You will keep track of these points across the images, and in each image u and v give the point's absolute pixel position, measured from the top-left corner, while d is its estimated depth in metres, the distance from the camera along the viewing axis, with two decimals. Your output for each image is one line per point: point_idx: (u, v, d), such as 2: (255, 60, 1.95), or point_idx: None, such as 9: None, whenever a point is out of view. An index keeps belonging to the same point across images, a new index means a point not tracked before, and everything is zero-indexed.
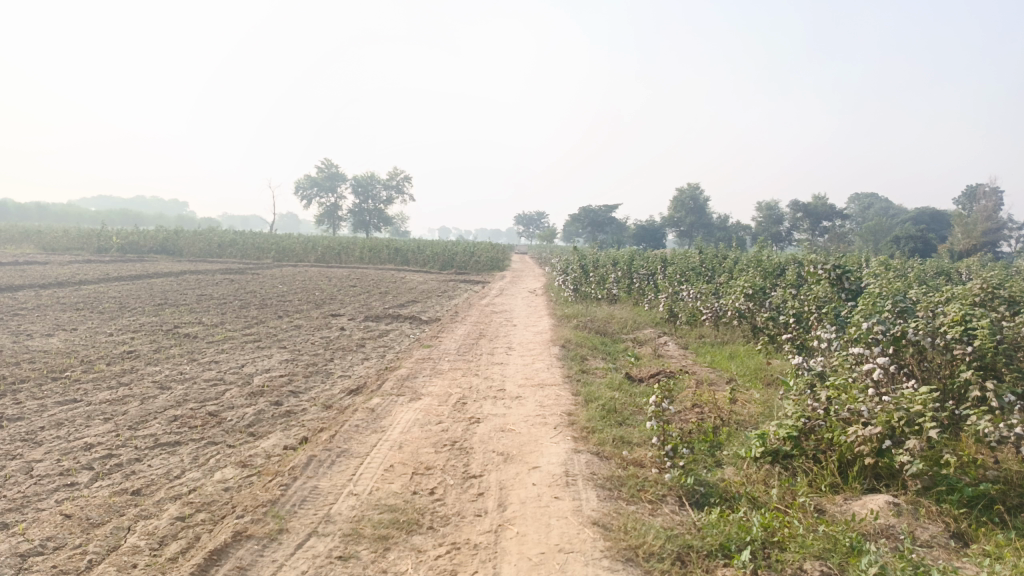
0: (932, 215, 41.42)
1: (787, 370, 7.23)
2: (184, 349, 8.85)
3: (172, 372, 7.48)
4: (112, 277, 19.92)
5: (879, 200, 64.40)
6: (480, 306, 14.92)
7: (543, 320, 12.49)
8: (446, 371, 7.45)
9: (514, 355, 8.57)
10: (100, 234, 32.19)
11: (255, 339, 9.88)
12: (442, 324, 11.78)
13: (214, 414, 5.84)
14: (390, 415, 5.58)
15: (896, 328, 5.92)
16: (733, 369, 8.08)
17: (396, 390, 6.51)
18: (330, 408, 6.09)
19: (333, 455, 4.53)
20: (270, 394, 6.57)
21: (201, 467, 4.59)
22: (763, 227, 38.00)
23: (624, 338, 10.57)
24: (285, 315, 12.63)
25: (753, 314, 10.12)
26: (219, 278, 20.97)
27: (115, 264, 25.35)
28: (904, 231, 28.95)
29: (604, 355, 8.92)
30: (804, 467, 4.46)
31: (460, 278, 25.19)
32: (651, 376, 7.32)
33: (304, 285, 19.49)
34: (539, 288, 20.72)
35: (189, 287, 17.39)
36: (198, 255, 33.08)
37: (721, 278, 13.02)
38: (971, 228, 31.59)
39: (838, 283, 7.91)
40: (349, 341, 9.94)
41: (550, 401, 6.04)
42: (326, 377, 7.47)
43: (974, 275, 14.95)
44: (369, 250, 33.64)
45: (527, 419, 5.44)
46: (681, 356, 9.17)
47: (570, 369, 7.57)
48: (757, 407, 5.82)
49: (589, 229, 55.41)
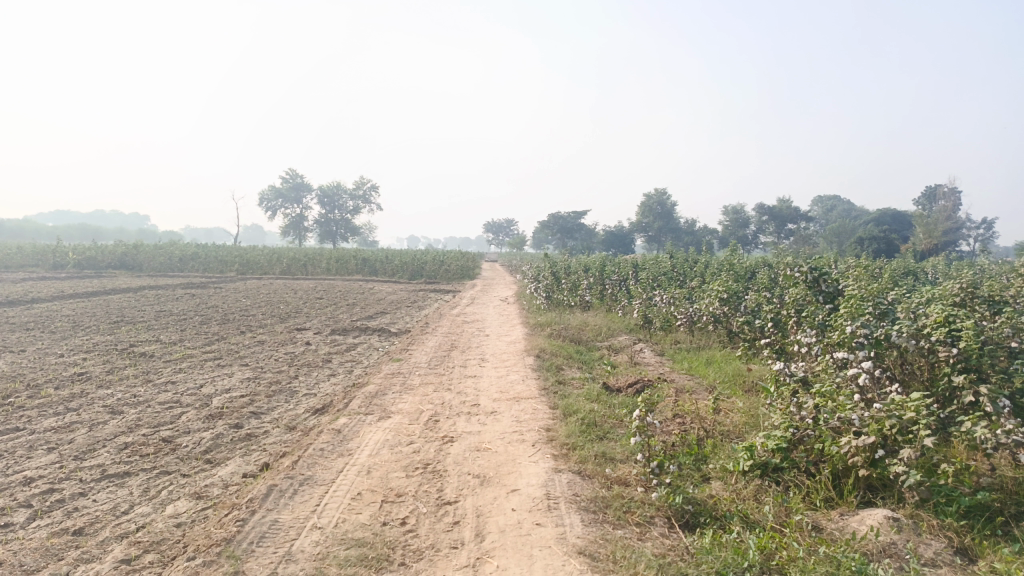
0: (893, 216, 42.13)
1: (768, 377, 7.07)
2: (139, 370, 8.40)
3: (126, 395, 7.05)
4: (66, 294, 19.20)
5: (841, 202, 65.45)
6: (450, 317, 14.61)
7: (515, 330, 12.23)
8: (417, 386, 7.15)
9: (487, 367, 8.29)
10: (56, 250, 31.16)
11: (216, 356, 9.46)
12: (413, 336, 11.45)
13: (168, 441, 5.46)
14: (357, 436, 5.27)
15: (879, 331, 5.78)
16: (711, 376, 7.90)
17: (365, 409, 6.19)
18: (293, 431, 5.75)
19: (296, 483, 4.21)
20: (231, 417, 6.20)
21: (152, 501, 4.23)
22: (730, 231, 38.27)
23: (598, 346, 10.36)
24: (249, 331, 12.18)
25: (728, 319, 9.99)
26: (180, 293, 20.35)
27: (71, 280, 24.49)
28: (867, 233, 29.29)
29: (580, 364, 8.69)
30: (795, 480, 4.26)
31: (430, 288, 24.83)
32: (629, 386, 7.09)
33: (269, 299, 18.97)
34: (510, 296, 20.47)
35: (148, 304, 16.79)
36: (159, 270, 32.21)
37: (694, 283, 12.89)
38: (932, 228, 32.12)
39: (815, 286, 7.62)
40: (316, 356, 9.57)
41: (527, 416, 5.77)
42: (290, 396, 7.11)
43: (940, 275, 15.07)
44: (336, 260, 33.10)
45: (503, 436, 5.16)
46: (657, 363, 8.98)
47: (546, 380, 7.32)
48: (740, 417, 5.62)
49: (558, 235, 55.41)
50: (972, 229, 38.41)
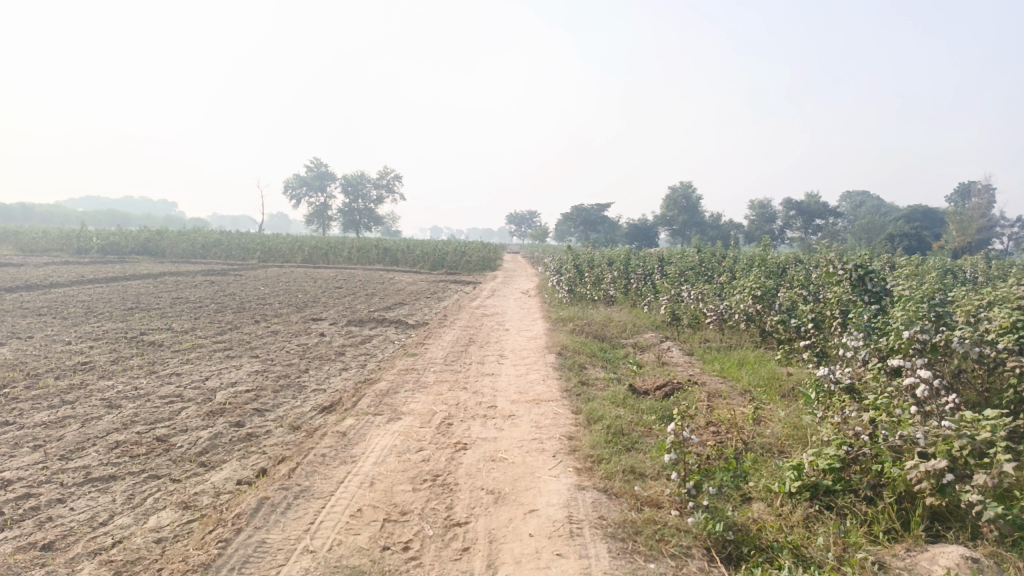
0: (924, 213, 40.91)
1: (808, 383, 6.56)
2: (145, 360, 8.07)
3: (126, 387, 6.70)
4: (86, 279, 19.08)
5: (872, 198, 63.99)
6: (469, 309, 14.17)
7: (537, 324, 11.78)
8: (431, 384, 6.72)
9: (506, 364, 7.84)
10: (80, 235, 31.32)
11: (226, 347, 9.12)
12: (430, 329, 11.03)
13: (162, 440, 5.09)
14: (364, 440, 4.85)
15: (937, 336, 5.24)
16: (746, 379, 7.39)
17: (374, 409, 5.77)
18: (297, 432, 5.35)
19: (290, 495, 3.79)
20: (232, 414, 5.82)
21: (135, 510, 3.86)
22: (757, 225, 37.45)
23: (623, 343, 9.86)
24: (263, 320, 11.85)
25: (761, 319, 9.44)
26: (200, 280, 20.17)
27: (93, 265, 24.42)
28: (898, 229, 28.36)
29: (604, 363, 8.23)
30: (851, 506, 3.77)
31: (450, 278, 24.47)
32: (657, 389, 6.61)
33: (288, 287, 18.70)
34: (532, 289, 20.06)
35: (165, 290, 16.62)
36: (181, 256, 32.19)
37: (724, 279, 12.32)
38: (966, 226, 31.05)
39: (861, 285, 7.17)
40: (329, 349, 9.18)
41: (547, 421, 5.31)
42: (298, 392, 6.72)
43: (981, 274, 14.32)
44: (357, 250, 32.75)
45: (521, 444, 4.71)
46: (687, 363, 8.48)
47: (568, 381, 6.85)
48: (781, 428, 5.13)
49: (581, 228, 54.82)
50: (1006, 227, 37.20)
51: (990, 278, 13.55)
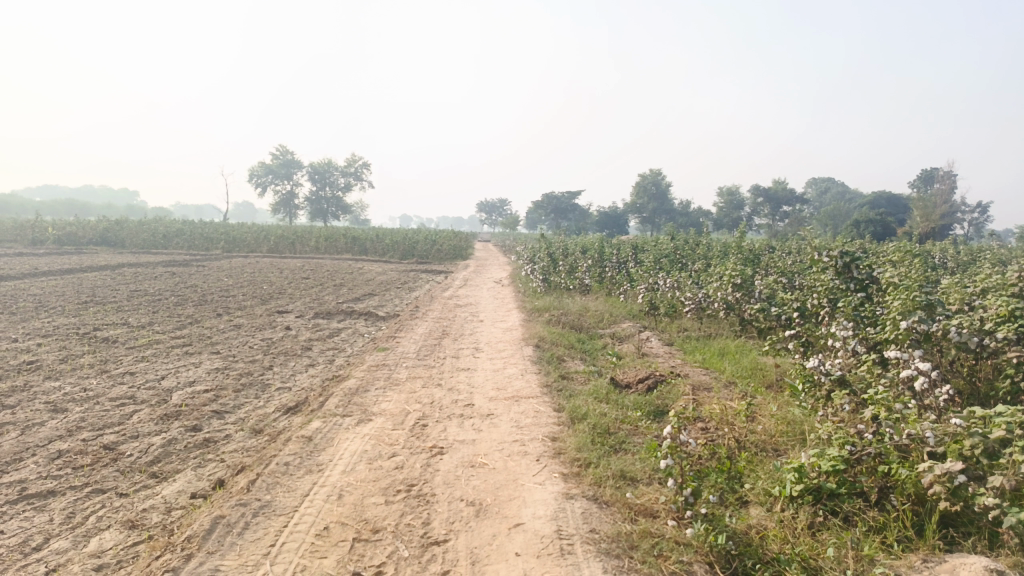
0: (889, 199, 41.40)
1: (794, 374, 6.36)
2: (97, 358, 7.57)
3: (74, 389, 6.23)
4: (40, 271, 18.27)
5: (836, 185, 64.73)
6: (441, 299, 13.79)
7: (511, 315, 11.46)
8: (403, 381, 6.37)
9: (482, 358, 7.51)
10: (34, 225, 30.17)
11: (185, 343, 8.63)
12: (402, 321, 10.62)
13: (110, 448, 4.67)
14: (331, 445, 4.49)
15: (934, 325, 5.01)
16: (728, 370, 7.17)
17: (342, 409, 5.40)
18: (259, 437, 4.96)
19: (249, 512, 3.42)
20: (189, 417, 5.41)
21: (75, 532, 3.46)
22: (725, 212, 37.57)
23: (601, 334, 9.57)
24: (226, 314, 11.32)
25: (740, 308, 9.20)
26: (160, 271, 19.47)
27: (47, 257, 23.45)
28: (864, 215, 28.53)
29: (582, 355, 7.95)
30: (858, 512, 3.52)
31: (421, 267, 24.04)
32: (639, 383, 6.34)
33: (253, 278, 18.09)
34: (504, 277, 19.74)
35: (124, 282, 15.95)
36: (142, 247, 31.19)
37: (700, 266, 12.09)
38: (929, 212, 31.40)
39: (846, 272, 6.94)
40: (295, 344, 8.75)
41: (529, 420, 5.00)
42: (261, 392, 6.31)
43: (951, 258, 14.33)
44: (325, 239, 32.01)
45: (502, 447, 4.40)
46: (667, 354, 8.23)
47: (548, 375, 6.54)
48: (773, 423, 4.89)
49: (552, 215, 54.62)
50: (966, 212, 37.79)
51: (960, 264, 13.58)
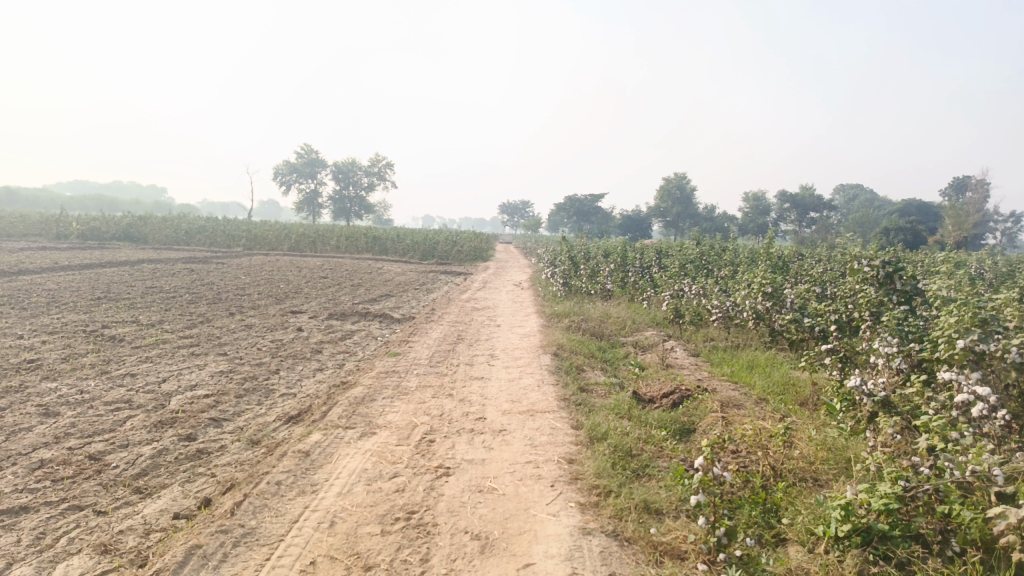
0: (919, 207, 40.40)
1: (831, 392, 5.93)
2: (99, 358, 7.32)
3: (71, 391, 5.96)
4: (59, 266, 18.22)
5: (866, 191, 63.39)
6: (458, 302, 13.45)
7: (530, 320, 11.09)
8: (413, 390, 6.03)
9: (497, 366, 7.15)
10: (59, 220, 30.32)
11: (192, 343, 8.36)
12: (417, 325, 10.28)
13: (95, 459, 4.37)
14: (329, 462, 4.15)
15: (993, 345, 4.54)
16: (759, 385, 6.74)
17: (346, 421, 5.06)
18: (255, 450, 4.64)
19: (229, 542, 3.09)
20: (184, 425, 5.10)
21: (40, 556, 3.15)
22: (750, 218, 36.89)
23: (623, 342, 9.16)
24: (238, 313, 11.08)
25: (770, 318, 8.73)
26: (179, 267, 19.38)
27: (69, 251, 23.53)
28: (893, 223, 27.76)
29: (603, 365, 7.56)
30: (916, 559, 3.10)
31: (441, 268, 23.70)
32: (663, 397, 5.95)
33: (270, 277, 17.88)
34: (525, 280, 19.38)
35: (141, 279, 15.82)
36: (164, 243, 31.24)
37: (727, 273, 11.61)
38: (960, 219, 30.49)
39: (888, 284, 6.50)
40: (304, 346, 8.45)
41: (544, 438, 4.62)
42: (264, 398, 5.99)
43: (990, 269, 13.71)
44: (346, 238, 31.87)
45: (513, 469, 4.03)
46: (693, 366, 7.81)
47: (566, 387, 6.15)
48: (812, 448, 4.48)
49: (574, 218, 54.20)
50: (1000, 222, 36.77)
51: (1000, 276, 12.96)
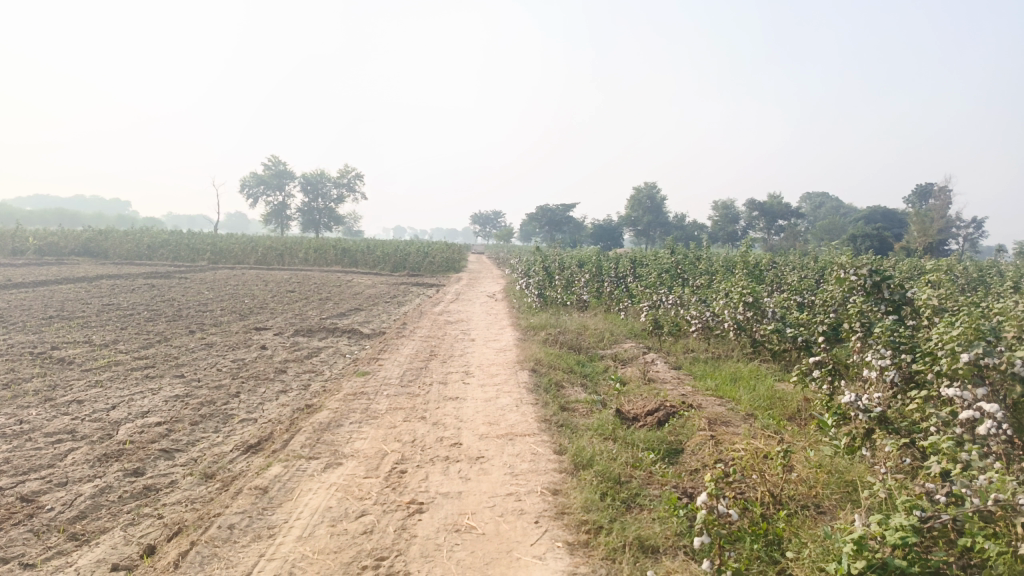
0: (884, 214, 40.94)
1: (821, 407, 5.68)
2: (44, 383, 6.81)
3: (8, 421, 5.46)
4: (12, 282, 17.45)
5: (832, 199, 64.23)
6: (430, 316, 13.07)
7: (505, 334, 10.74)
8: (383, 413, 5.65)
9: (472, 385, 6.79)
10: (14, 235, 29.29)
11: (147, 365, 7.86)
12: (387, 341, 9.87)
13: (28, 500, 3.93)
14: (290, 500, 3.76)
15: (997, 358, 4.30)
16: (745, 399, 6.47)
17: (309, 450, 4.67)
18: (209, 485, 4.23)
19: None
20: (131, 458, 4.66)
21: None
22: (720, 226, 37.02)
23: (602, 356, 8.85)
24: (199, 331, 10.57)
25: (751, 328, 8.49)
26: (139, 283, 18.70)
27: (24, 267, 22.63)
28: (860, 230, 27.97)
29: (583, 381, 7.24)
30: None
31: (412, 281, 23.21)
32: (648, 415, 5.65)
33: (235, 291, 17.29)
34: (498, 292, 19.03)
35: (99, 295, 15.16)
36: (126, 257, 30.31)
37: (704, 283, 11.38)
38: (925, 226, 30.84)
39: (875, 293, 6.26)
40: (268, 366, 8.00)
41: (525, 466, 4.28)
42: (222, 425, 5.57)
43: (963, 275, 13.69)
44: (314, 250, 31.24)
45: (492, 503, 3.68)
46: (675, 380, 7.55)
47: (546, 407, 5.82)
48: (810, 470, 4.19)
49: (546, 228, 54.03)
50: (962, 227, 37.40)
51: (973, 280, 12.92)
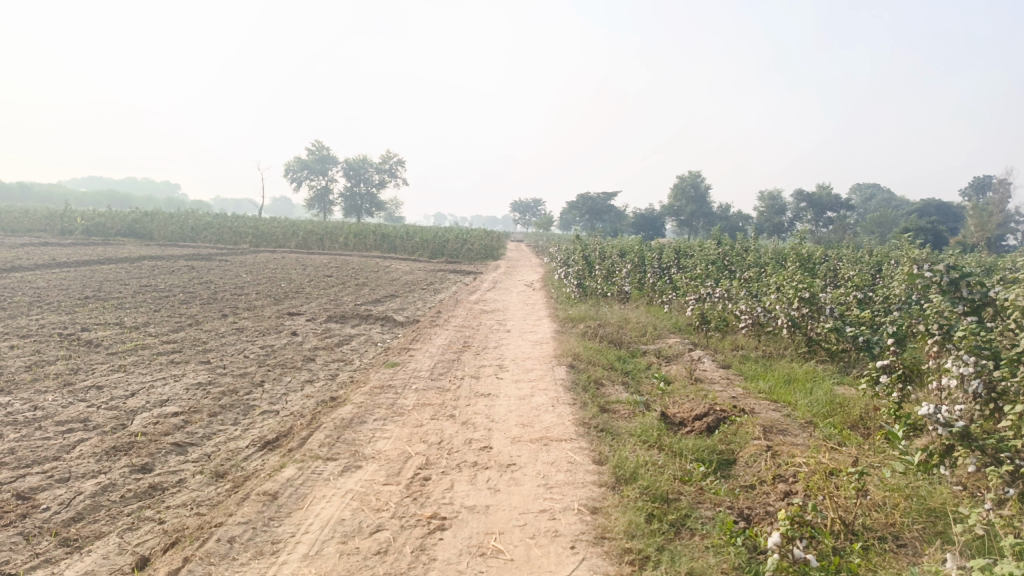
0: (939, 207, 39.25)
1: (889, 416, 5.11)
2: (67, 367, 6.61)
3: (23, 407, 5.24)
4: (57, 262, 17.67)
5: (883, 192, 62.08)
6: (467, 304, 12.69)
7: (542, 326, 10.29)
8: (410, 410, 5.28)
9: (506, 381, 6.38)
10: (64, 215, 29.90)
11: (174, 349, 7.65)
12: (420, 330, 9.52)
13: (23, 498, 3.65)
14: (301, 509, 3.41)
15: None
16: (802, 404, 5.93)
17: (328, 451, 4.32)
18: (219, 486, 3.91)
19: None
20: (141, 452, 4.38)
21: None
22: (766, 217, 35.93)
23: (644, 352, 8.36)
24: (231, 315, 10.38)
25: (806, 326, 7.88)
26: (180, 264, 18.76)
27: (72, 247, 23.04)
28: (913, 223, 26.77)
29: (624, 379, 6.77)
30: None
31: (450, 268, 22.88)
32: (696, 421, 5.17)
33: (273, 275, 17.18)
34: (537, 281, 18.57)
35: (139, 276, 15.17)
36: (170, 239, 30.68)
37: (753, 275, 10.76)
38: (983, 220, 29.40)
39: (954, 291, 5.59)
40: (296, 354, 7.71)
41: (561, 477, 3.87)
42: (241, 417, 5.27)
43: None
44: (354, 235, 31.18)
45: (524, 521, 3.27)
46: (724, 380, 7.03)
47: (585, 408, 5.38)
48: (885, 494, 3.67)
49: (587, 217, 53.27)
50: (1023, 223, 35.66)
51: None
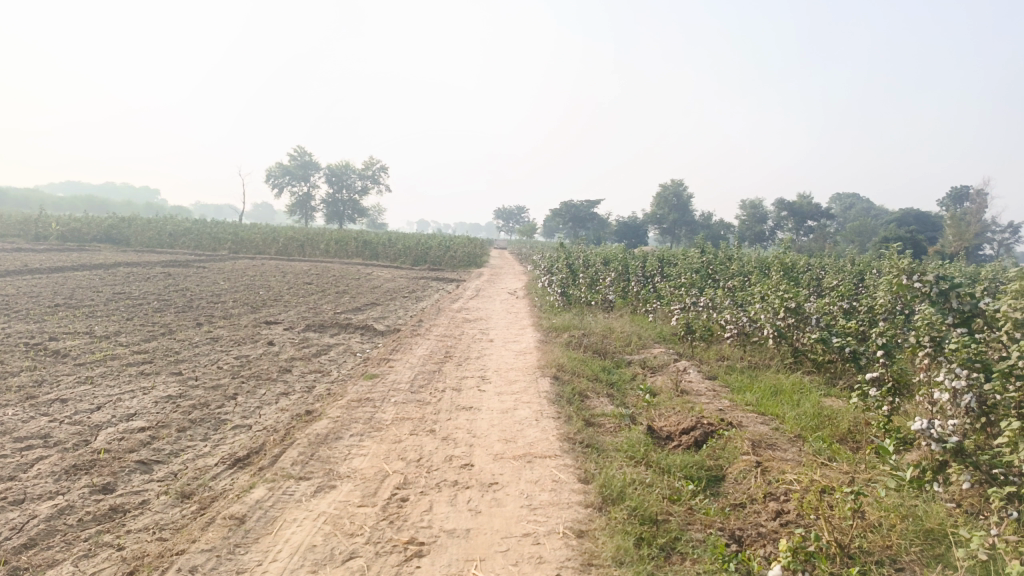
0: (917, 217, 39.63)
1: (879, 430, 5.00)
2: (30, 379, 6.33)
3: None
4: (29, 268, 17.20)
5: (862, 201, 62.69)
6: (449, 313, 12.50)
7: (526, 335, 10.12)
8: (389, 424, 5.08)
9: (488, 393, 6.21)
10: (38, 220, 29.25)
11: (144, 360, 7.38)
12: (401, 339, 9.32)
13: None
14: (270, 534, 3.21)
15: None
16: (790, 417, 5.81)
17: (301, 469, 4.12)
18: (184, 507, 3.70)
19: None
20: (102, 471, 4.15)
21: None
22: (747, 226, 36.04)
23: (629, 363, 8.22)
24: (207, 323, 10.10)
25: (792, 337, 7.79)
26: (156, 271, 18.35)
27: (45, 253, 22.49)
28: (892, 232, 26.91)
29: (609, 391, 6.62)
30: None
31: (432, 275, 22.65)
32: (683, 435, 5.02)
33: (252, 282, 16.87)
34: (520, 289, 18.40)
35: (113, 283, 14.80)
36: (147, 245, 30.12)
37: (737, 284, 10.68)
38: (961, 230, 29.65)
39: (942, 302, 5.50)
40: (272, 364, 7.49)
41: (545, 497, 3.70)
42: (211, 432, 5.05)
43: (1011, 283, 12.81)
44: (335, 242, 30.84)
45: (506, 546, 3.10)
46: (711, 391, 6.90)
47: (569, 422, 5.22)
48: (880, 514, 3.54)
49: (570, 224, 53.23)
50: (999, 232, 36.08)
51: None
